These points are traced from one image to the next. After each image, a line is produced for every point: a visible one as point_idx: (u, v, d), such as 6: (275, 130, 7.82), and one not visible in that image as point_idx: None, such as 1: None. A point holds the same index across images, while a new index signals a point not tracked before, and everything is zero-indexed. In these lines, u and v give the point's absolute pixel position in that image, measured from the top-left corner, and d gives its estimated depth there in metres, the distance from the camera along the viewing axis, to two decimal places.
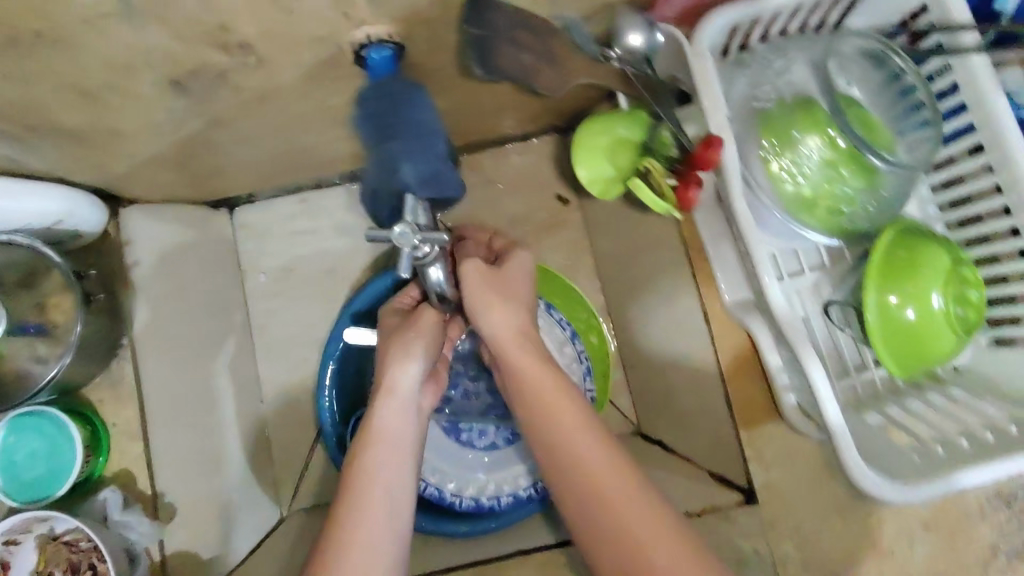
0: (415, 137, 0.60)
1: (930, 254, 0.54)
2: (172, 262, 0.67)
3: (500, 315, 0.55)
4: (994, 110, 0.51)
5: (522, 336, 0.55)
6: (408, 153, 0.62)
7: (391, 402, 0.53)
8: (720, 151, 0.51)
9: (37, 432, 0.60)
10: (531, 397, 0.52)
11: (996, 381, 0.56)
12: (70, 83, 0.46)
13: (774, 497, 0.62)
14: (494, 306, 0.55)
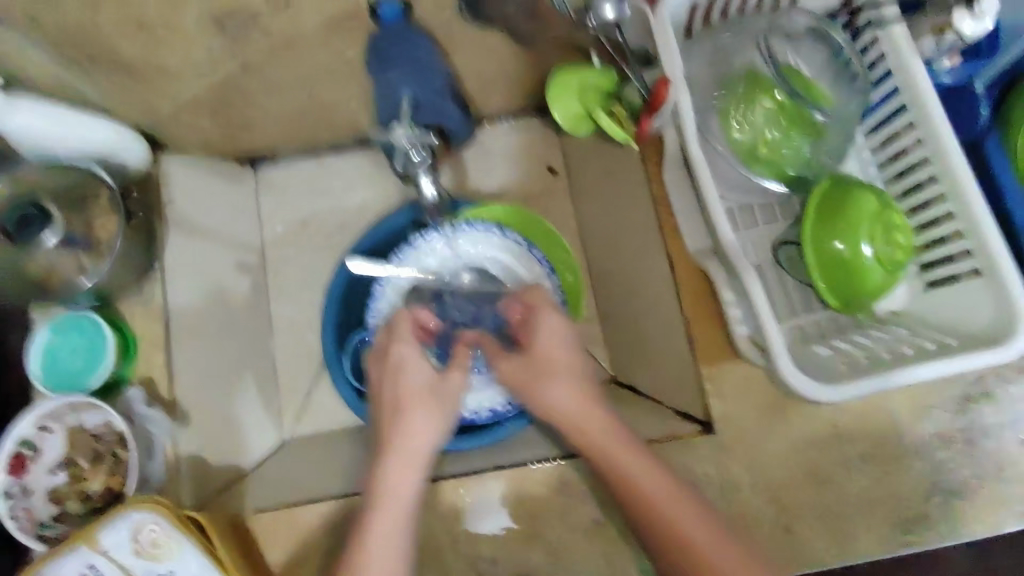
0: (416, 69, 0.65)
1: (863, 199, 0.61)
2: (199, 202, 0.76)
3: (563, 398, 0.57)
4: (913, 72, 0.60)
5: (593, 414, 0.57)
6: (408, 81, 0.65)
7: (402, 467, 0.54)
8: (669, 91, 0.59)
9: (76, 332, 0.67)
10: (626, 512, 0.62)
11: (927, 317, 0.63)
12: (130, 15, 0.56)
13: (730, 426, 0.67)
14: (552, 390, 0.58)
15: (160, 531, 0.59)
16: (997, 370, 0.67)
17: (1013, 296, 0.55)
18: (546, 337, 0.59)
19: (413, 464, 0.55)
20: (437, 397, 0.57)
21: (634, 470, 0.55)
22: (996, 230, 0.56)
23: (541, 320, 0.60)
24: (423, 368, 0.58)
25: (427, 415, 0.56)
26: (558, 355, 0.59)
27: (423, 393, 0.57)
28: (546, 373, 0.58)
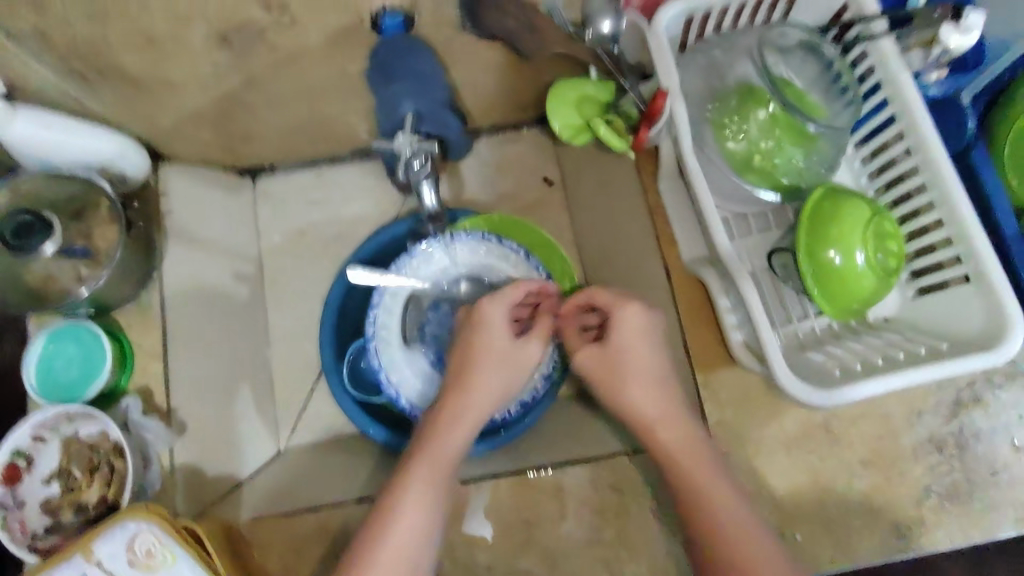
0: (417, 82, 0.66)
1: (854, 207, 0.62)
2: (197, 213, 0.77)
3: (640, 395, 0.62)
4: (901, 84, 0.61)
5: (673, 419, 0.62)
6: (411, 93, 0.65)
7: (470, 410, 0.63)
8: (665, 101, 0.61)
9: (73, 341, 0.67)
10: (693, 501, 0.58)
11: (919, 322, 0.64)
12: (137, 28, 0.57)
13: (726, 432, 0.68)
14: (632, 390, 0.63)
15: (152, 541, 0.59)
16: (987, 377, 0.69)
17: (1002, 303, 0.56)
18: (627, 335, 0.64)
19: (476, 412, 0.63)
20: (505, 361, 0.65)
21: (695, 469, 0.59)
22: (984, 236, 0.58)
23: (624, 314, 0.64)
24: (493, 327, 0.65)
25: (495, 371, 0.64)
26: (641, 342, 0.63)
27: (491, 355, 0.65)
28: (625, 372, 0.64)
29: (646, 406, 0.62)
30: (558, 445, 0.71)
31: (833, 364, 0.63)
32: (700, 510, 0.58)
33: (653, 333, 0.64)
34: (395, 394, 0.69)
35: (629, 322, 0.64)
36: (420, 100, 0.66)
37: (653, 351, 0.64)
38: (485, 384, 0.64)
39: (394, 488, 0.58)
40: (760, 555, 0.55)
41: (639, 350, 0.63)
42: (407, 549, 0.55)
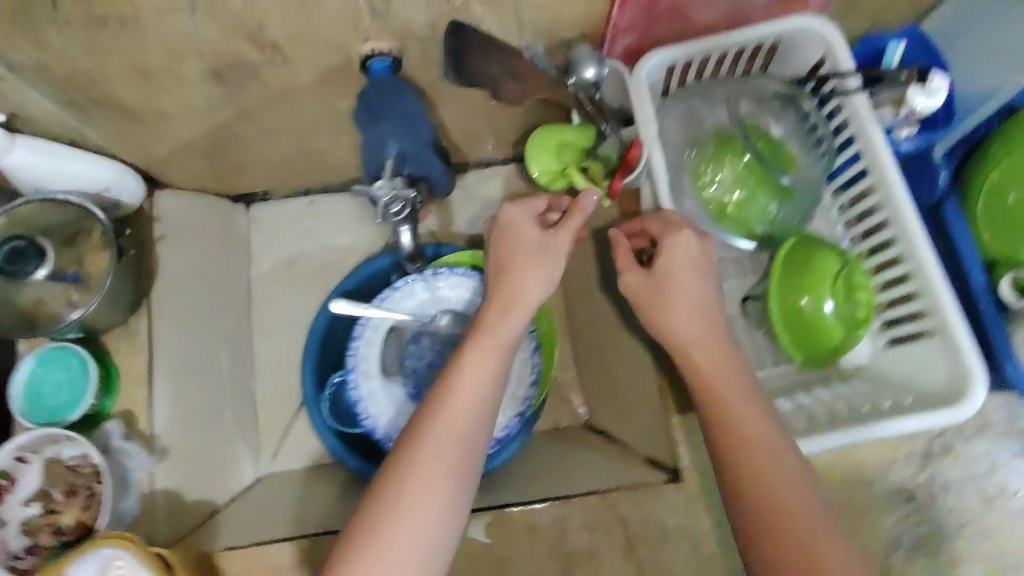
0: (404, 122, 0.68)
1: (824, 258, 0.64)
2: (189, 240, 0.78)
3: (688, 321, 0.58)
4: (871, 139, 0.63)
5: (712, 345, 0.57)
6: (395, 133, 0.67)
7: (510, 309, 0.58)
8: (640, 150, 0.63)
9: (60, 366, 0.69)
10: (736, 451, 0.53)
11: (888, 374, 0.66)
12: (133, 63, 0.59)
13: (699, 474, 0.68)
14: (676, 316, 0.58)
15: (129, 567, 0.60)
16: (958, 428, 0.71)
17: (964, 358, 0.58)
18: (679, 253, 0.59)
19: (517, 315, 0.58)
20: (541, 259, 0.60)
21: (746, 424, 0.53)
22: (950, 291, 0.59)
23: (675, 237, 0.60)
24: (527, 227, 0.61)
25: (538, 271, 0.59)
26: (690, 269, 0.59)
27: (526, 255, 0.60)
28: (669, 292, 0.59)
29: (681, 328, 0.58)
30: (536, 482, 0.72)
31: (800, 415, 0.64)
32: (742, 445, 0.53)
33: (701, 260, 0.60)
34: (371, 425, 0.70)
35: (682, 246, 0.59)
36: (406, 140, 0.69)
37: (698, 268, 0.59)
38: (522, 282, 0.58)
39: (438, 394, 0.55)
40: (799, 490, 0.51)
41: (688, 270, 0.59)
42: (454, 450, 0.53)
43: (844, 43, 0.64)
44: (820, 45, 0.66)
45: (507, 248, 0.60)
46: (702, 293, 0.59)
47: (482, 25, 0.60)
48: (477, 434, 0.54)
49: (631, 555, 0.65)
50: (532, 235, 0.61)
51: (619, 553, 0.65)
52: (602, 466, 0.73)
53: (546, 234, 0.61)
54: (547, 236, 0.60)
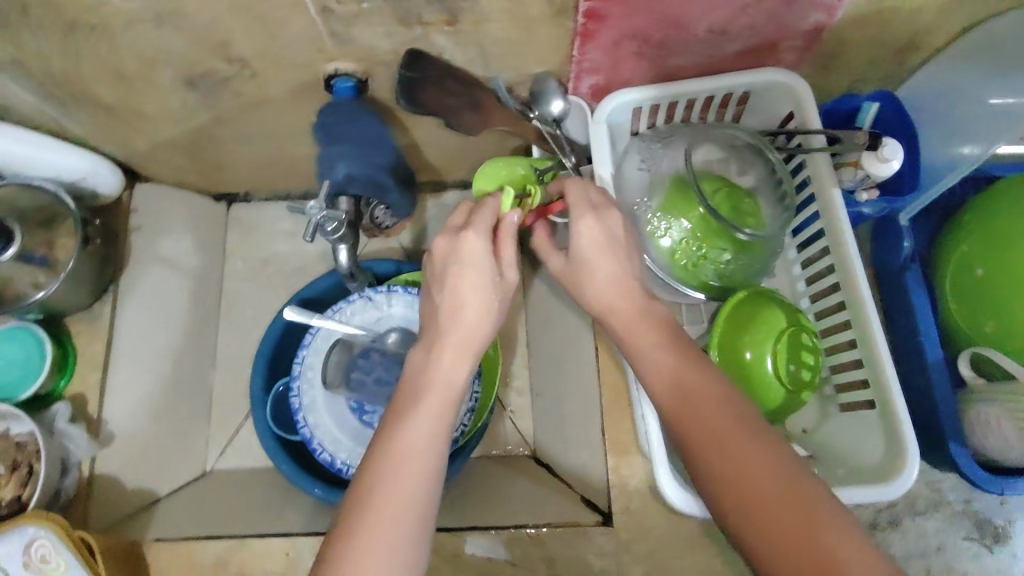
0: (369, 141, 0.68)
1: (771, 315, 0.63)
2: (166, 233, 0.80)
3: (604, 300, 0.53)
4: (832, 200, 0.62)
5: (646, 327, 0.52)
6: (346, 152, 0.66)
7: (460, 350, 0.48)
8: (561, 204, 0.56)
9: (15, 344, 0.72)
10: (690, 423, 0.48)
11: (829, 441, 0.65)
12: (108, 66, 0.61)
13: (631, 520, 0.67)
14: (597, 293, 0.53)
15: (48, 547, 0.62)
16: (909, 503, 0.68)
17: (900, 437, 0.56)
18: (584, 236, 0.52)
19: (466, 359, 0.48)
20: (493, 297, 0.48)
21: (689, 389, 0.49)
22: (893, 364, 0.58)
23: (582, 222, 0.52)
24: (484, 265, 0.48)
25: (487, 305, 0.48)
26: (595, 258, 0.52)
27: (481, 298, 0.48)
28: (585, 267, 0.53)
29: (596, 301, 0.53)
30: (467, 509, 0.72)
31: None
32: (699, 431, 0.47)
33: (613, 243, 0.53)
34: (308, 434, 0.71)
35: (588, 231, 0.52)
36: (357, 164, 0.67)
37: (613, 253, 0.52)
38: (471, 323, 0.48)
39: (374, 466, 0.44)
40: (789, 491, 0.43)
41: (601, 251, 0.52)
42: (411, 548, 0.42)
43: (814, 100, 0.63)
44: (791, 100, 0.65)
45: (450, 280, 0.48)
46: (615, 274, 0.53)
47: (445, 55, 0.60)
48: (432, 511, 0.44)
49: None
50: (487, 271, 0.48)
51: None
52: (537, 498, 0.72)
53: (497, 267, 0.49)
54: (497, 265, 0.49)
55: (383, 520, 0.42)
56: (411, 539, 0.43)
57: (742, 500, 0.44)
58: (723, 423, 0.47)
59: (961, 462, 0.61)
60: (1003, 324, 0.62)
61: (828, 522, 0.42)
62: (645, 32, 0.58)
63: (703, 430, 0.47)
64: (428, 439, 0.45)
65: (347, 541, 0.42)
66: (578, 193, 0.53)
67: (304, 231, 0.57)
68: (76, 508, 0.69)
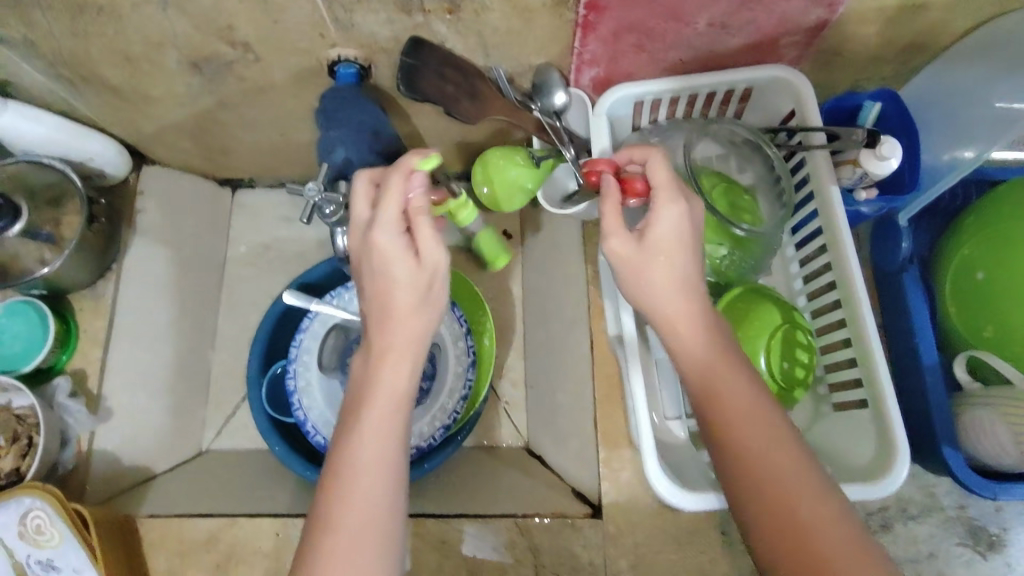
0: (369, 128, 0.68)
1: (766, 312, 0.63)
2: (170, 215, 0.82)
3: (662, 288, 0.51)
4: (830, 198, 0.61)
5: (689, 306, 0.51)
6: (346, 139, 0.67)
7: (398, 356, 0.49)
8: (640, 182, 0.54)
9: (21, 320, 0.74)
10: (715, 404, 0.49)
11: (821, 441, 0.64)
12: (115, 48, 0.61)
13: (619, 513, 0.67)
14: (652, 274, 0.50)
15: (43, 517, 0.63)
16: (901, 507, 0.68)
17: (891, 437, 0.56)
18: (667, 223, 0.50)
19: (403, 363, 0.49)
20: (422, 299, 0.49)
21: (723, 372, 0.49)
22: (886, 363, 0.57)
23: (662, 206, 0.50)
24: (401, 269, 0.49)
25: (415, 308, 0.49)
26: (670, 252, 0.50)
27: (410, 301, 0.49)
28: (651, 262, 0.50)
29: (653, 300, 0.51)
30: (458, 497, 0.72)
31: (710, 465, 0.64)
32: (722, 418, 0.48)
33: (688, 235, 0.51)
34: (302, 417, 0.72)
35: (667, 214, 0.50)
36: (356, 150, 0.67)
37: (689, 246, 0.51)
38: (399, 329, 0.49)
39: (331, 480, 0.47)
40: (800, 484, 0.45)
41: (681, 240, 0.51)
42: (378, 548, 0.45)
43: (814, 97, 0.63)
44: (792, 96, 0.65)
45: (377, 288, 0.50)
46: (688, 264, 0.51)
47: (446, 43, 0.61)
48: (393, 512, 0.46)
49: None
50: (401, 263, 0.49)
51: None
52: (526, 489, 0.72)
53: (415, 261, 0.49)
54: (419, 264, 0.49)
55: (345, 531, 0.45)
56: (376, 527, 0.45)
57: (754, 485, 0.46)
58: (747, 413, 0.48)
59: (955, 467, 0.61)
60: (1003, 328, 0.61)
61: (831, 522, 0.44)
62: (645, 25, 0.58)
63: (726, 414, 0.48)
64: (378, 448, 0.47)
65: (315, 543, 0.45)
66: (663, 174, 0.52)
67: (300, 214, 0.57)
68: (73, 481, 0.71)
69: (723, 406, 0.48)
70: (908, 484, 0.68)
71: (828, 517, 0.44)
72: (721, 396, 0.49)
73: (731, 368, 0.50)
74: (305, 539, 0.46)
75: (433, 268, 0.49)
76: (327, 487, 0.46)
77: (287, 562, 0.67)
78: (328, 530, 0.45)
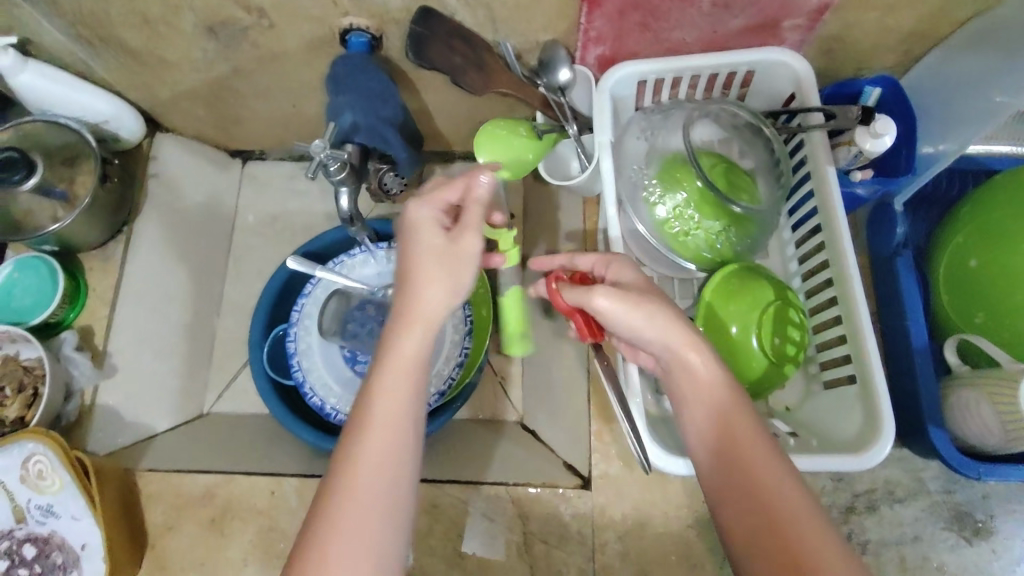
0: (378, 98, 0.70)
1: (759, 290, 0.64)
2: (179, 182, 0.84)
3: (654, 331, 0.50)
4: (825, 179, 0.63)
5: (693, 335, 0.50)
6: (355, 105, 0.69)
7: (421, 328, 0.49)
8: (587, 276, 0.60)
9: (33, 274, 0.75)
10: (724, 439, 0.49)
11: (812, 420, 0.65)
12: (134, 10, 0.63)
13: (609, 486, 0.68)
14: (648, 320, 0.50)
15: (45, 463, 0.65)
16: (888, 490, 0.68)
17: (877, 410, 0.57)
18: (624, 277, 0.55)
19: (424, 335, 0.49)
20: (451, 274, 0.49)
21: (732, 408, 0.49)
22: (874, 340, 0.58)
23: (615, 265, 0.56)
24: (432, 243, 0.50)
25: (439, 280, 0.49)
26: (649, 291, 0.52)
27: (437, 276, 0.49)
28: (643, 301, 0.51)
29: (670, 339, 0.50)
30: (453, 464, 0.73)
31: None
32: (729, 454, 0.49)
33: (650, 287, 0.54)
34: (301, 378, 0.74)
35: (618, 269, 0.56)
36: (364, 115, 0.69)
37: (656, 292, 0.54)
38: (424, 301, 0.49)
39: (345, 445, 0.47)
40: (806, 516, 0.46)
41: (638, 284, 0.54)
42: (382, 518, 0.46)
43: (813, 79, 0.64)
44: (793, 79, 0.66)
45: (407, 258, 0.50)
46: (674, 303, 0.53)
47: (456, 15, 0.62)
48: (401, 481, 0.47)
49: (527, 552, 0.66)
50: (443, 240, 0.50)
51: (513, 550, 0.67)
52: (519, 460, 0.73)
53: (449, 238, 0.50)
54: (453, 242, 0.50)
55: (353, 497, 0.46)
56: (385, 499, 0.46)
57: (762, 518, 0.46)
58: (754, 449, 0.48)
59: (942, 449, 0.61)
60: (994, 314, 0.62)
61: (834, 553, 0.44)
62: (649, 3, 0.59)
63: (734, 449, 0.49)
64: (393, 415, 0.48)
65: (325, 506, 0.46)
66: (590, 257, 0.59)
67: (306, 168, 0.59)
68: (76, 432, 0.73)
69: (733, 442, 0.49)
70: (895, 468, 0.69)
71: (830, 547, 0.44)
72: (724, 433, 0.49)
73: (735, 406, 0.49)
74: (314, 504, 0.47)
75: (466, 248, 0.50)
76: (341, 451, 0.47)
77: (280, 520, 0.68)
78: (339, 498, 0.46)
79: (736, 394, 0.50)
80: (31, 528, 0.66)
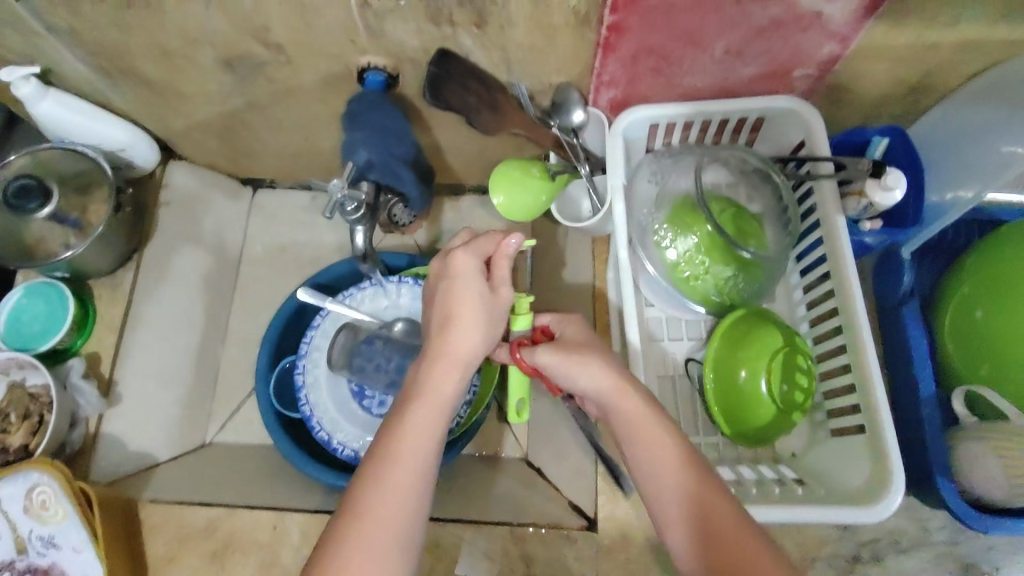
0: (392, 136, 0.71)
1: (767, 336, 0.64)
2: (189, 211, 0.84)
3: (591, 380, 0.52)
4: (835, 228, 0.63)
5: (627, 391, 0.51)
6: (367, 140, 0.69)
7: (456, 366, 0.52)
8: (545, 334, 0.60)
9: (43, 301, 0.76)
10: (681, 505, 0.47)
11: (817, 466, 0.65)
12: (153, 42, 0.64)
13: (615, 528, 0.67)
14: (582, 373, 0.52)
15: (48, 493, 0.64)
16: (892, 539, 0.68)
17: (887, 460, 0.57)
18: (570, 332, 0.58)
19: (457, 374, 0.52)
20: (487, 319, 0.53)
21: (682, 470, 0.48)
22: (884, 390, 0.58)
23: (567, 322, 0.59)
24: (477, 287, 0.53)
25: (479, 326, 0.52)
26: (585, 343, 0.55)
27: (477, 321, 0.52)
28: (577, 351, 0.54)
29: (599, 384, 0.51)
30: (456, 501, 0.73)
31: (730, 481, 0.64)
32: (694, 520, 0.47)
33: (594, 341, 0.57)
34: (308, 411, 0.74)
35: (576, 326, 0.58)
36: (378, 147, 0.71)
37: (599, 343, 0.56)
38: (464, 343, 0.52)
39: (373, 469, 0.47)
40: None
41: (585, 341, 0.55)
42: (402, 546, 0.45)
43: (824, 129, 0.65)
44: (803, 127, 0.67)
45: (450, 299, 0.53)
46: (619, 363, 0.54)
47: (472, 57, 0.63)
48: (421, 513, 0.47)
49: None
50: (486, 292, 0.53)
51: None
52: (522, 499, 0.73)
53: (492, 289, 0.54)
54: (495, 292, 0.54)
55: (379, 522, 0.45)
56: (406, 531, 0.45)
57: None
58: (717, 512, 0.46)
59: (951, 502, 0.61)
60: (999, 366, 0.62)
61: None
62: (663, 48, 0.60)
63: (697, 513, 0.46)
64: (421, 446, 0.48)
65: (347, 529, 0.45)
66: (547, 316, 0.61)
67: (323, 209, 0.59)
68: (80, 461, 0.73)
69: (698, 507, 0.47)
70: (901, 517, 0.69)
71: None
72: (682, 495, 0.47)
73: (687, 467, 0.48)
74: (330, 529, 0.46)
75: (503, 300, 0.54)
76: (370, 473, 0.47)
77: (281, 556, 0.68)
78: (362, 524, 0.45)
79: (688, 456, 0.49)
80: (31, 559, 0.65)
